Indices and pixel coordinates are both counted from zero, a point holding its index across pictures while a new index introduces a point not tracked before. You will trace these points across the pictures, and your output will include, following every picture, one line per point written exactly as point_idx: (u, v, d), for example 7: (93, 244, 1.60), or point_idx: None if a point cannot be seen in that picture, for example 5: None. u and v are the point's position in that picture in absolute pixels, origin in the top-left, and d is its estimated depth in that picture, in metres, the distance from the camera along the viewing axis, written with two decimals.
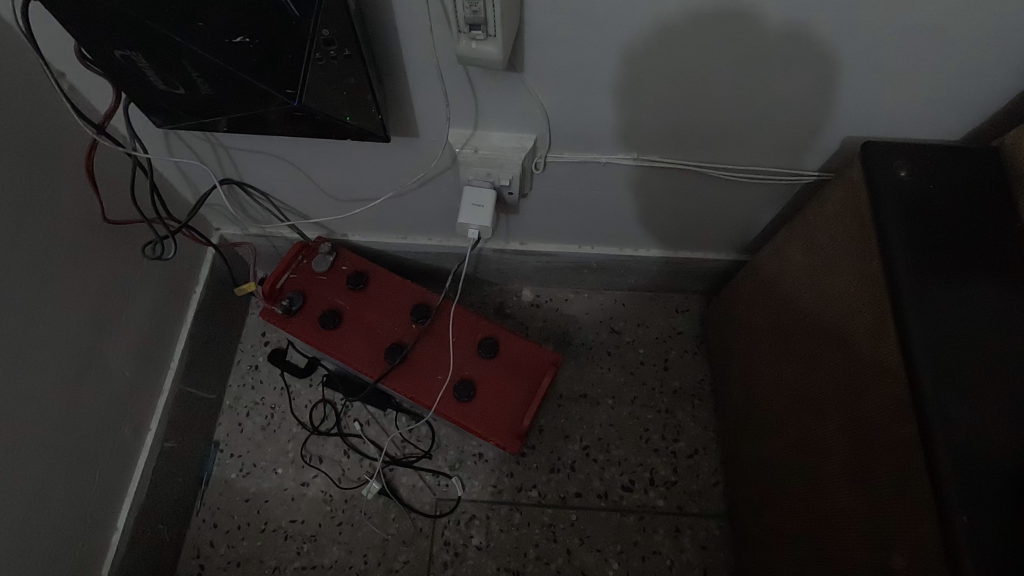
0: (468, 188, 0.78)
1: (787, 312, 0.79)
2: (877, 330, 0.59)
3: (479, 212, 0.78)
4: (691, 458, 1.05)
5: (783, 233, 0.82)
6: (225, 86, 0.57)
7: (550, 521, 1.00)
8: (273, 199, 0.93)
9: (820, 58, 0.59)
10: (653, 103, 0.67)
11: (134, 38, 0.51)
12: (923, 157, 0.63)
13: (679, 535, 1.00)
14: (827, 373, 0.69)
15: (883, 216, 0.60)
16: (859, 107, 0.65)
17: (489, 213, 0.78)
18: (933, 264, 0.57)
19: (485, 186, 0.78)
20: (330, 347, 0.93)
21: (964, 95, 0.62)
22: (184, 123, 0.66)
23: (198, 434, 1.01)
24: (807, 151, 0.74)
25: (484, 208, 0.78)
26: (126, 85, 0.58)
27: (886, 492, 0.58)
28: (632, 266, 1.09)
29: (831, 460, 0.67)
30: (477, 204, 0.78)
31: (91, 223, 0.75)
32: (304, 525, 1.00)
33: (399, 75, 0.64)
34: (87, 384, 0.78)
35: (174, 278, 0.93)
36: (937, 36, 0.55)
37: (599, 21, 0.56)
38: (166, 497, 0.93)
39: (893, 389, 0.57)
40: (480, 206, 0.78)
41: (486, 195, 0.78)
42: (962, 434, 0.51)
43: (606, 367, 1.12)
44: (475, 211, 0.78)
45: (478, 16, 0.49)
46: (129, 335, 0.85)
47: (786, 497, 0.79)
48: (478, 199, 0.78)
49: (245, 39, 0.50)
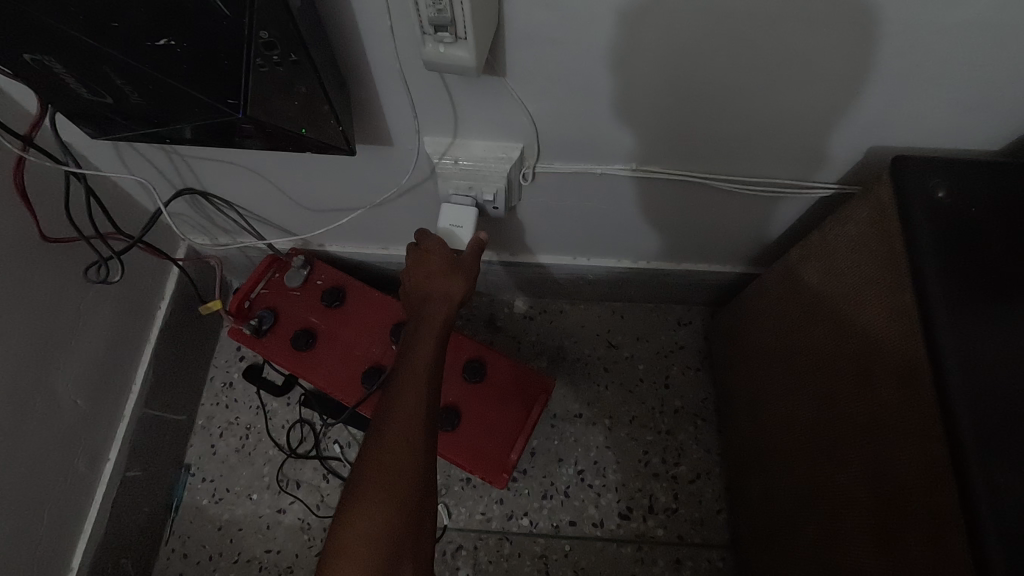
0: (444, 207, 0.70)
1: (801, 338, 0.72)
2: (907, 374, 0.52)
3: (459, 233, 0.70)
4: (693, 483, 0.98)
5: (798, 250, 0.74)
6: (158, 97, 0.49)
7: (542, 551, 0.94)
8: (240, 209, 0.86)
9: (846, 57, 0.51)
10: (655, 108, 0.59)
11: (42, 42, 0.43)
12: (964, 173, 0.55)
13: (680, 568, 0.93)
14: (847, 413, 0.61)
15: (917, 243, 0.52)
16: (886, 113, 0.57)
17: (470, 234, 0.70)
18: (975, 301, 0.50)
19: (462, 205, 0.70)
20: (304, 370, 0.86)
21: (1009, 101, 0.54)
22: (122, 134, 0.58)
23: (166, 459, 0.95)
24: (826, 161, 0.66)
25: (463, 228, 0.70)
26: (46, 93, 0.51)
27: (915, 562, 0.51)
28: (632, 277, 1.01)
29: (852, 511, 0.60)
30: (456, 224, 0.70)
31: (29, 243, 0.68)
32: (280, 555, 0.94)
33: (365, 79, 0.56)
34: (32, 417, 0.71)
35: (133, 296, 0.86)
36: (982, 36, 0.47)
37: (590, 18, 0.48)
38: (129, 529, 0.87)
39: (924, 445, 0.50)
40: (459, 227, 0.70)
41: (465, 214, 0.69)
42: (1013, 508, 0.43)
43: (603, 384, 1.05)
44: (454, 232, 0.70)
45: (444, 16, 0.41)
46: (81, 360, 0.78)
47: (798, 540, 0.72)
48: (456, 218, 0.70)
49: (170, 42, 0.43)
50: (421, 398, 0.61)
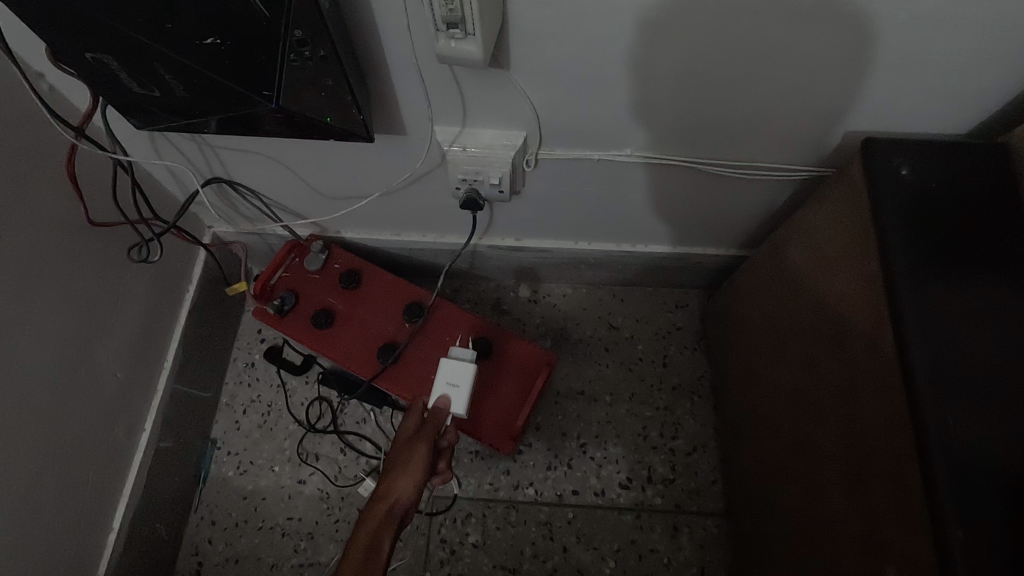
0: (445, 365, 0.79)
1: (786, 310, 0.77)
2: (876, 336, 0.57)
3: (455, 390, 0.78)
4: (690, 455, 1.04)
5: (783, 231, 0.80)
6: (201, 90, 0.55)
7: (548, 519, 1.00)
8: (263, 197, 0.92)
9: (817, 51, 0.56)
10: (646, 97, 0.65)
11: (103, 41, 0.49)
12: (927, 154, 0.61)
13: (677, 534, 0.99)
14: (824, 375, 0.67)
15: (883, 217, 0.57)
16: (857, 100, 0.63)
17: (466, 394, 0.78)
18: (934, 267, 0.55)
19: (462, 365, 0.79)
20: (324, 346, 0.93)
21: (970, 87, 0.60)
22: (164, 125, 0.64)
23: (194, 433, 1.01)
24: (807, 146, 0.72)
25: (460, 386, 0.79)
26: (100, 87, 0.57)
27: (879, 504, 0.56)
28: (631, 261, 1.06)
29: (828, 465, 0.65)
30: (453, 382, 0.78)
31: (77, 226, 0.75)
32: (301, 522, 1.00)
33: (383, 74, 0.62)
34: (78, 386, 0.78)
35: (165, 278, 0.93)
36: (935, 30, 0.53)
37: (585, 15, 0.54)
38: (163, 495, 0.94)
39: (888, 397, 0.55)
40: (456, 384, 0.78)
41: (463, 374, 0.78)
42: (959, 445, 0.49)
43: (604, 363, 1.11)
44: (450, 389, 0.78)
45: (454, 14, 0.47)
46: (121, 336, 0.84)
47: (783, 499, 0.77)
48: (454, 377, 0.79)
49: (216, 40, 0.49)
50: (374, 546, 0.64)
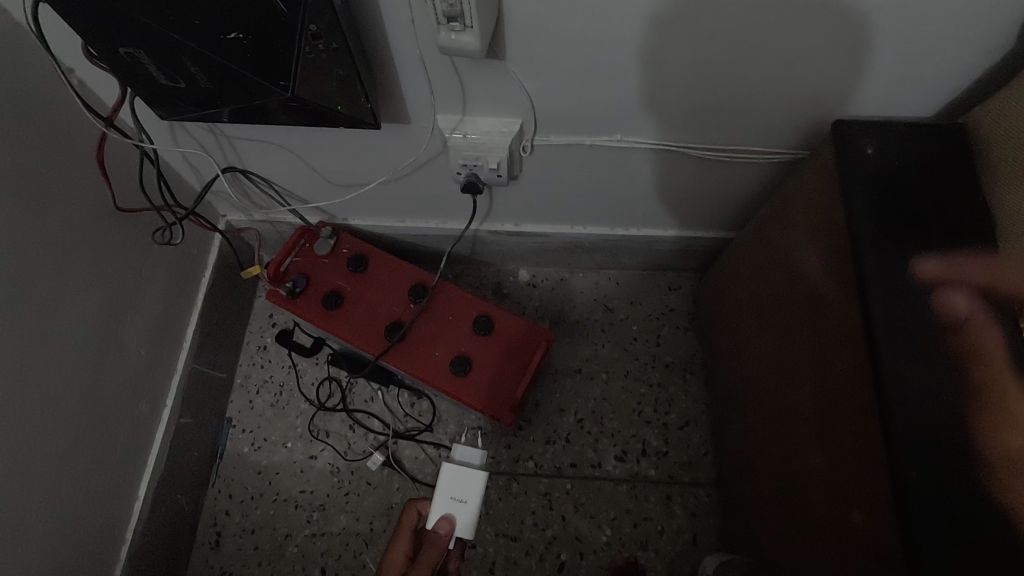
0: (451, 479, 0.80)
1: (767, 285, 0.82)
2: (844, 301, 0.62)
3: (461, 506, 0.79)
4: (682, 429, 1.09)
5: (765, 210, 0.85)
6: (223, 81, 0.60)
7: (547, 490, 1.05)
8: (275, 185, 0.97)
9: (787, 40, 0.61)
10: (632, 85, 0.70)
11: (136, 37, 0.55)
12: (892, 134, 0.66)
13: (670, 503, 1.04)
14: (800, 342, 0.72)
15: (851, 192, 0.62)
16: (828, 86, 0.68)
17: (472, 510, 0.79)
18: (896, 236, 0.60)
19: (467, 481, 0.80)
20: (334, 327, 0.98)
21: (931, 73, 0.65)
22: (185, 115, 0.69)
23: (211, 411, 1.07)
24: (785, 129, 0.76)
25: (466, 502, 0.79)
26: (130, 79, 0.62)
27: (847, 455, 0.61)
28: (624, 245, 1.11)
29: (804, 425, 0.70)
30: (458, 498, 0.79)
31: (104, 211, 0.80)
32: (313, 495, 1.05)
33: (389, 66, 0.68)
34: (107, 361, 0.83)
35: (183, 263, 0.98)
36: (895, 19, 0.58)
37: (573, 9, 0.59)
38: (183, 468, 0.99)
39: (854, 356, 0.60)
40: (461, 499, 0.79)
41: (468, 490, 0.80)
42: (915, 396, 0.54)
43: (601, 343, 1.16)
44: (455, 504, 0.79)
45: (454, 9, 0.52)
46: (144, 317, 0.90)
47: (766, 463, 0.83)
48: (459, 492, 0.80)
49: (239, 35, 0.54)
50: None
